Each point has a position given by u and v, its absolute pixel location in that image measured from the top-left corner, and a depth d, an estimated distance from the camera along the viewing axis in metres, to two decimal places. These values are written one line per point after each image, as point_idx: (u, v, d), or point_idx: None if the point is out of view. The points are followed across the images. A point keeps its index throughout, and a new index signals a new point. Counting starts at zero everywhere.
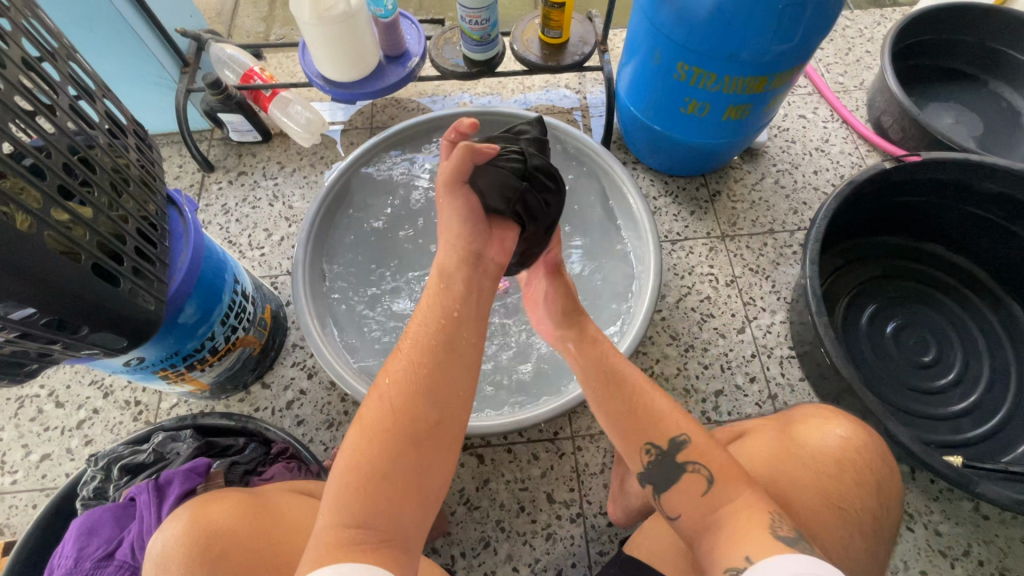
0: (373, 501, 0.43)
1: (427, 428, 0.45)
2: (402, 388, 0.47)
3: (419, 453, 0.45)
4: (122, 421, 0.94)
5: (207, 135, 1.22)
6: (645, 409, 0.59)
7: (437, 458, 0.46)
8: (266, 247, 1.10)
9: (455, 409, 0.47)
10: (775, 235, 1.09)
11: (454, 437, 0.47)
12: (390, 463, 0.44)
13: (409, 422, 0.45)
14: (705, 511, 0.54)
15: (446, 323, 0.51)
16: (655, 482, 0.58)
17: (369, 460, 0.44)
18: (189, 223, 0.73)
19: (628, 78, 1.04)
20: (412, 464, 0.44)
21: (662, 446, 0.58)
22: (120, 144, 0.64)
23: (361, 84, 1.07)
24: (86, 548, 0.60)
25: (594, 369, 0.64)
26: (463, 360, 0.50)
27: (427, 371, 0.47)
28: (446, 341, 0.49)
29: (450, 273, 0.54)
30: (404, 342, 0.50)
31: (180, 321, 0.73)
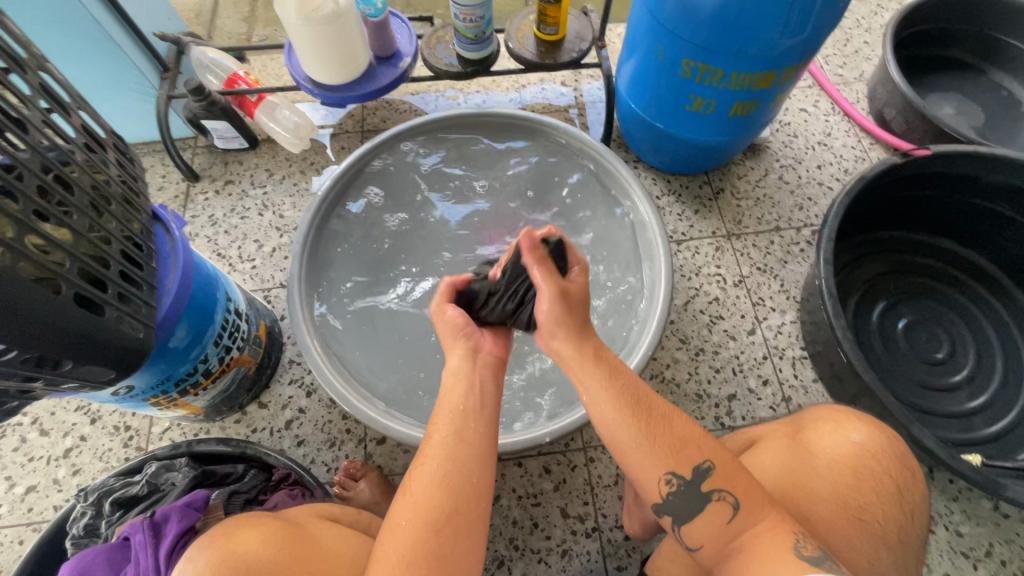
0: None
1: (445, 517, 0.51)
2: (422, 483, 0.53)
3: (441, 541, 0.50)
4: (112, 448, 0.89)
5: (190, 143, 1.17)
6: (662, 428, 0.54)
7: (460, 542, 0.51)
8: (258, 259, 1.06)
9: (468, 496, 0.53)
10: (781, 232, 1.07)
11: (472, 520, 0.52)
12: (413, 554, 0.49)
13: (427, 512, 0.51)
14: (728, 539, 0.52)
15: (455, 415, 0.57)
16: (674, 513, 0.54)
17: (398, 551, 0.50)
18: (177, 240, 0.69)
19: (629, 74, 1.01)
20: (434, 549, 0.50)
21: (686, 475, 0.52)
22: (99, 159, 0.59)
23: (351, 86, 1.03)
24: None
25: (608, 389, 0.56)
26: (476, 448, 0.55)
27: (440, 465, 0.54)
28: (456, 433, 0.56)
29: (458, 367, 0.61)
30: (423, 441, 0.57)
31: (171, 345, 0.69)
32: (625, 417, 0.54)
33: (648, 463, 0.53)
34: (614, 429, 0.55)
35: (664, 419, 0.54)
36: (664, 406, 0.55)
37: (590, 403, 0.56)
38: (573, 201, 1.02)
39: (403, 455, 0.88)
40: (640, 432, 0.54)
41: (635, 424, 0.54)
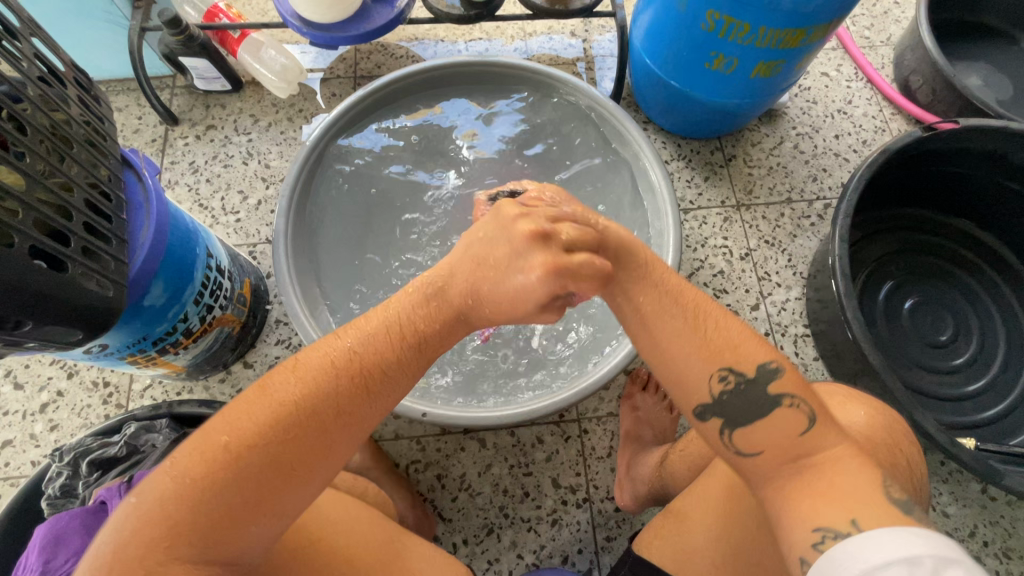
0: (214, 505, 0.41)
1: (299, 459, 0.44)
2: (339, 393, 0.46)
3: (278, 480, 0.43)
4: (90, 404, 0.86)
5: (168, 82, 1.08)
6: (709, 322, 0.51)
7: (293, 484, 0.44)
8: (243, 211, 1.00)
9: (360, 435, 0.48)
10: (792, 204, 1.03)
11: (321, 475, 0.45)
12: (283, 459, 0.43)
13: (325, 429, 0.45)
14: (796, 454, 0.48)
15: (380, 358, 0.48)
16: (730, 418, 0.50)
17: (272, 448, 0.43)
18: (149, 189, 0.63)
19: (645, 26, 0.93)
20: (301, 466, 0.44)
21: (750, 374, 0.49)
22: (56, 95, 0.53)
23: (344, 26, 0.94)
24: (52, 561, 0.54)
25: (657, 277, 0.53)
26: (375, 409, 0.48)
27: (335, 403, 0.45)
28: (403, 367, 0.49)
29: (441, 301, 0.52)
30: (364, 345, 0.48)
31: (147, 303, 0.65)
32: (672, 304, 0.51)
33: (696, 357, 0.50)
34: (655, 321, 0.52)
35: (711, 313, 0.51)
36: (708, 299, 0.52)
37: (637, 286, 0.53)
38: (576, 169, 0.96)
39: (394, 421, 0.86)
40: (689, 323, 0.50)
41: (681, 314, 0.51)
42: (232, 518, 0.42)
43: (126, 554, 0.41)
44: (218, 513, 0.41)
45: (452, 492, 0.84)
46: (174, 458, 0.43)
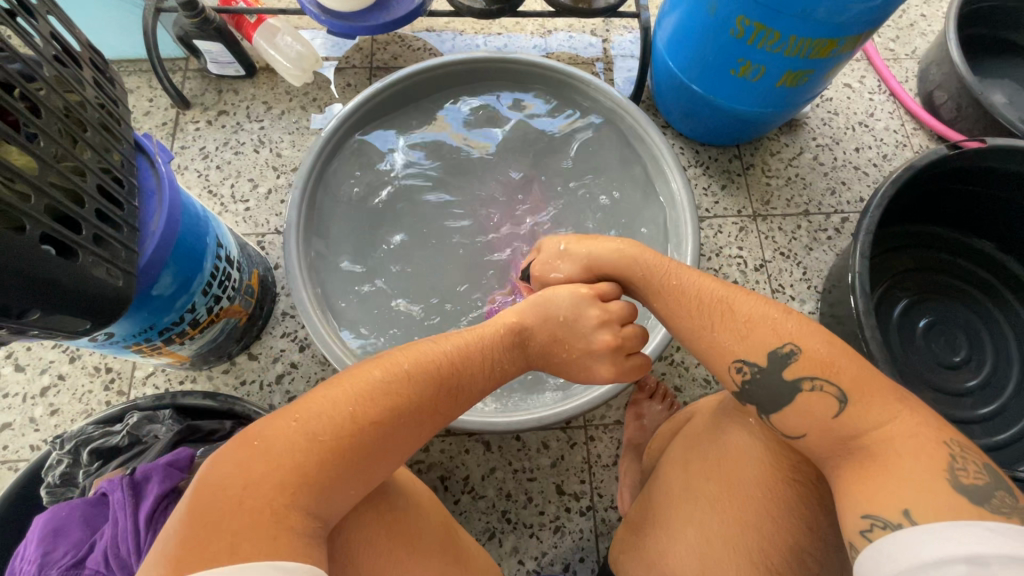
0: (332, 451, 0.45)
1: (399, 434, 0.48)
2: (435, 383, 0.51)
3: (381, 449, 0.47)
4: (91, 390, 0.85)
5: (180, 65, 1.06)
6: (730, 314, 0.54)
7: (389, 455, 0.48)
8: (252, 200, 0.98)
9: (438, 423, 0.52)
10: (810, 216, 1.02)
11: (407, 454, 0.50)
12: (384, 425, 0.47)
13: (418, 409, 0.50)
14: (841, 437, 0.49)
15: (473, 365, 0.55)
16: (758, 402, 0.53)
17: (375, 412, 0.47)
18: (162, 176, 0.61)
19: (669, 28, 0.91)
20: (393, 436, 0.48)
21: (758, 362, 0.52)
22: (71, 76, 0.51)
23: (363, 15, 0.92)
24: (53, 553, 0.53)
25: (672, 294, 0.58)
26: (457, 408, 0.54)
27: (436, 391, 0.51)
28: (481, 374, 0.55)
29: (520, 331, 0.60)
30: (458, 352, 0.55)
31: (155, 292, 0.63)
32: (687, 312, 0.57)
33: (718, 351, 0.54)
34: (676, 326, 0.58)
35: (729, 304, 0.55)
36: (722, 293, 0.56)
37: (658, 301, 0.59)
38: (594, 172, 0.95)
39: None
40: (703, 328, 0.55)
41: (693, 320, 0.56)
42: (342, 467, 0.45)
43: (255, 482, 0.42)
44: (334, 458, 0.45)
45: (455, 495, 0.83)
46: (301, 404, 0.47)
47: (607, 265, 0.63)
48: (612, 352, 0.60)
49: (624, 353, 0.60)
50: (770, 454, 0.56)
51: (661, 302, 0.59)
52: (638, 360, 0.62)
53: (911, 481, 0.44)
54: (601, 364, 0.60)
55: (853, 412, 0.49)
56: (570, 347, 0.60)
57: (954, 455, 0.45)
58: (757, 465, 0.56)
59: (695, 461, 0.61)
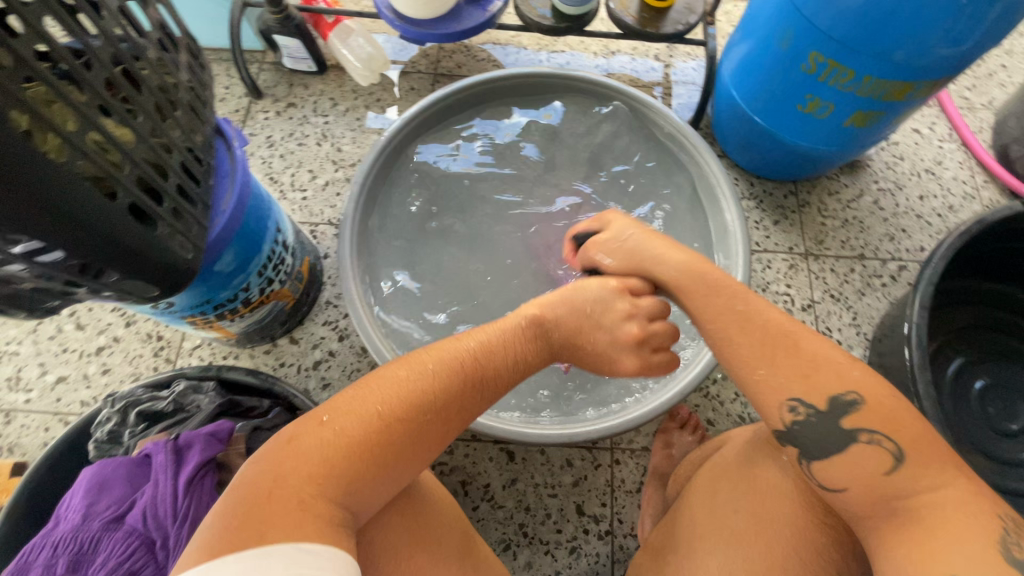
0: (359, 451, 0.46)
1: (425, 435, 0.50)
2: (459, 382, 0.53)
3: (406, 450, 0.48)
4: (142, 354, 0.89)
5: (258, 57, 1.12)
6: (794, 350, 0.51)
7: (416, 455, 0.49)
8: (310, 190, 1.02)
9: (462, 423, 0.53)
10: (865, 260, 0.98)
11: (431, 455, 0.51)
12: (413, 425, 0.49)
13: (444, 409, 0.51)
14: (886, 496, 0.47)
15: (499, 369, 0.56)
16: (804, 449, 0.50)
17: (404, 411, 0.49)
18: (236, 159, 0.65)
19: (736, 59, 0.91)
20: (421, 434, 0.49)
21: (819, 406, 0.49)
22: (171, 59, 0.54)
23: (435, 23, 0.94)
24: (96, 505, 0.56)
25: (731, 311, 0.55)
26: (480, 410, 0.55)
27: (461, 394, 0.52)
28: (502, 373, 0.57)
29: (551, 330, 0.60)
30: (482, 350, 0.56)
31: (217, 269, 0.66)
32: (744, 335, 0.53)
33: (769, 384, 0.51)
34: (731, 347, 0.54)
35: (796, 340, 0.52)
36: (788, 325, 0.53)
37: (710, 319, 0.56)
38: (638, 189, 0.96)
39: None
40: (762, 355, 0.52)
41: (749, 343, 0.53)
42: (373, 466, 0.46)
43: (288, 476, 0.43)
44: (363, 459, 0.46)
45: (475, 501, 0.83)
46: (331, 406, 0.48)
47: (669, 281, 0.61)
48: (636, 347, 0.59)
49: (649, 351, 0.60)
50: (797, 493, 0.54)
51: (711, 322, 0.56)
52: (665, 355, 0.60)
53: (959, 550, 0.42)
54: (627, 358, 0.60)
55: (897, 475, 0.47)
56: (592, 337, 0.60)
57: (1007, 528, 0.43)
58: (786, 505, 0.54)
59: (722, 493, 0.58)
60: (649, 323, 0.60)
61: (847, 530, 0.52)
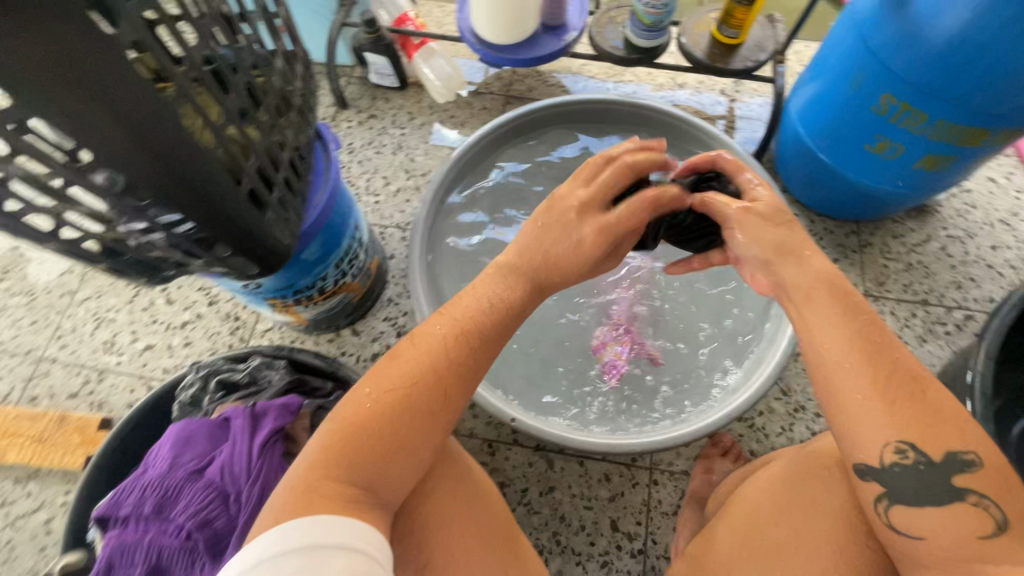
0: (357, 428, 0.51)
1: (421, 400, 0.53)
2: (440, 350, 0.56)
3: (406, 419, 0.52)
4: (220, 332, 0.97)
5: (347, 72, 1.22)
6: (921, 397, 0.48)
7: (421, 428, 0.52)
8: (382, 195, 1.10)
9: (461, 389, 0.56)
10: (928, 307, 0.96)
11: (440, 421, 0.54)
12: (409, 402, 0.52)
13: (434, 379, 0.54)
14: (967, 555, 0.46)
15: (482, 332, 0.58)
16: (892, 490, 0.49)
17: (398, 392, 0.53)
18: (331, 159, 0.72)
19: (805, 98, 0.92)
20: (419, 409, 0.52)
21: (932, 457, 0.47)
22: (292, 69, 0.62)
23: (514, 49, 1.01)
24: (181, 457, 0.62)
25: (857, 335, 0.51)
26: (476, 372, 0.57)
27: (444, 357, 0.55)
28: (486, 330, 0.58)
29: (523, 291, 0.61)
30: (461, 316, 0.58)
31: (303, 257, 0.73)
32: (860, 365, 0.50)
33: (882, 423, 0.48)
34: (846, 373, 0.50)
35: (923, 387, 0.49)
36: (918, 369, 0.50)
37: (820, 337, 0.52)
38: None
39: (471, 420, 0.90)
40: (879, 392, 0.48)
41: (867, 374, 0.49)
42: (382, 450, 0.50)
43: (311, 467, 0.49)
44: (369, 443, 0.50)
45: (512, 504, 0.85)
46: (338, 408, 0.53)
47: (791, 292, 0.56)
48: (578, 218, 0.60)
49: (591, 216, 0.61)
50: (843, 513, 0.54)
51: (828, 348, 0.52)
52: (616, 219, 0.60)
53: None
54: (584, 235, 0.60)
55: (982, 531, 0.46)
56: (560, 228, 0.61)
57: None
58: (829, 522, 0.54)
59: (765, 504, 0.59)
60: (598, 195, 0.62)
61: (891, 558, 0.52)
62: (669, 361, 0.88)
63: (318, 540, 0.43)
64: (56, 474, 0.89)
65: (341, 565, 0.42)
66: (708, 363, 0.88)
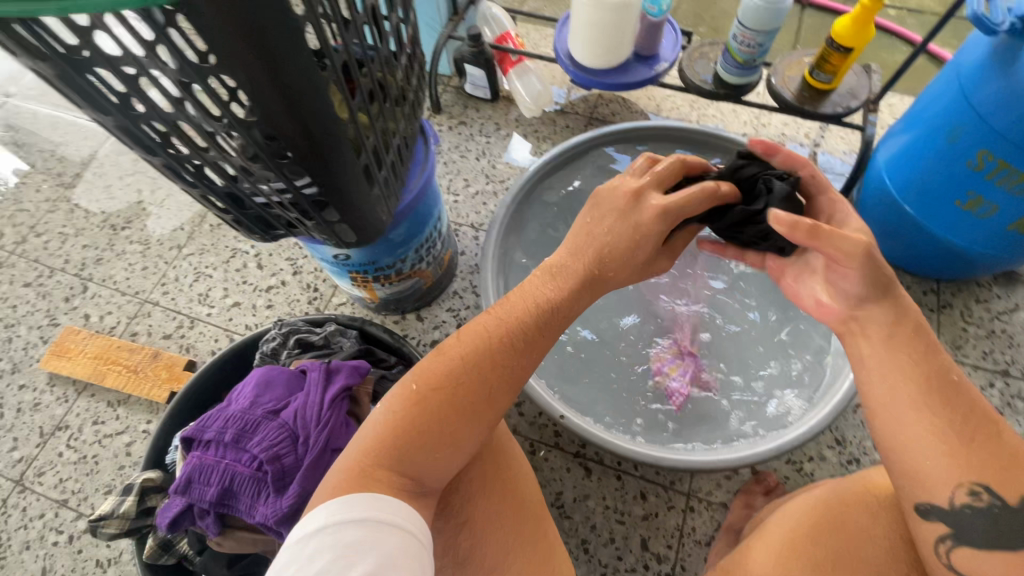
0: (402, 421, 0.53)
1: (462, 398, 0.55)
2: (486, 345, 0.58)
3: (449, 414, 0.54)
4: (299, 300, 1.06)
5: (445, 80, 1.31)
6: (995, 440, 0.50)
7: (466, 422, 0.54)
8: (461, 196, 1.16)
9: (505, 387, 0.57)
10: (1008, 378, 0.91)
11: (482, 420, 0.55)
12: (454, 396, 0.55)
13: (479, 375, 0.56)
14: None
15: (525, 333, 0.59)
16: (959, 531, 0.50)
17: (445, 385, 0.55)
18: (429, 152, 0.79)
19: (891, 149, 0.91)
20: (463, 403, 0.55)
21: (1005, 500, 0.49)
22: (413, 67, 0.70)
23: (604, 74, 1.06)
24: (262, 397, 0.68)
25: (931, 378, 0.52)
26: (519, 370, 0.58)
27: (486, 356, 0.57)
28: (532, 329, 0.60)
29: (569, 295, 0.62)
30: (508, 314, 0.60)
31: (390, 237, 0.80)
32: (933, 407, 0.51)
33: (955, 466, 0.49)
34: (918, 415, 0.51)
35: (995, 429, 0.50)
36: (991, 413, 0.51)
37: (890, 377, 0.54)
38: None
39: (515, 417, 0.93)
40: (953, 435, 0.50)
41: (941, 417, 0.50)
42: (427, 440, 0.53)
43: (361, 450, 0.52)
44: (415, 433, 0.53)
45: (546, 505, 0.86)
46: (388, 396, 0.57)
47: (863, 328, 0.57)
48: (636, 203, 0.62)
49: (648, 200, 0.63)
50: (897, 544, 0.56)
51: (899, 389, 0.53)
52: (671, 200, 0.61)
53: None
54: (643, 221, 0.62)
55: None
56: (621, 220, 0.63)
57: None
58: (886, 554, 0.55)
59: (808, 525, 0.59)
60: (655, 182, 0.65)
61: None
62: (720, 391, 0.88)
63: (375, 516, 0.47)
64: (142, 403, 1.00)
65: (394, 546, 0.46)
66: (761, 399, 0.87)
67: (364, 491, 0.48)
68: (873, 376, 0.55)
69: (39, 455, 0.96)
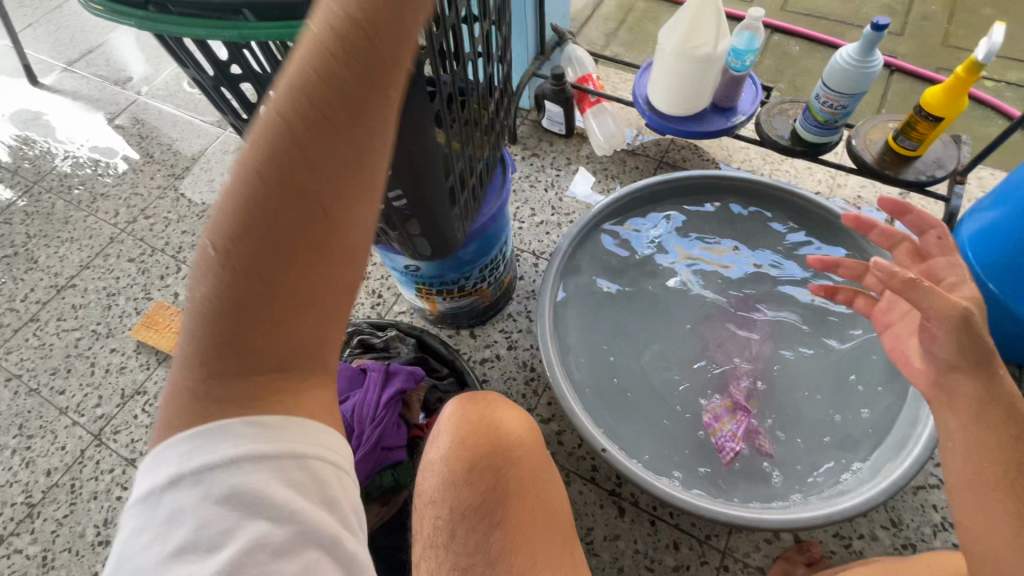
0: (223, 305, 0.37)
1: (298, 238, 0.36)
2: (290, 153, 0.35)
3: (276, 284, 0.36)
4: (363, 303, 1.12)
5: (523, 113, 1.38)
6: None
7: (323, 273, 0.38)
8: (526, 223, 1.21)
9: (351, 201, 0.37)
10: None
11: (344, 257, 0.38)
12: (277, 244, 0.36)
13: (300, 203, 0.35)
14: None
15: (314, 111, 0.34)
16: None
17: (254, 238, 0.35)
18: (507, 180, 0.83)
19: (978, 224, 0.87)
20: (297, 248, 0.36)
21: None
22: (503, 102, 0.75)
23: (680, 121, 1.09)
24: None
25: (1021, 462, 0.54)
26: (350, 168, 0.37)
27: (275, 175, 0.34)
28: (349, 106, 0.35)
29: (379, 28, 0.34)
30: (297, 93, 0.34)
31: (460, 254, 0.85)
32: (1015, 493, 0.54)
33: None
34: (995, 496, 0.55)
35: None
36: None
37: (971, 452, 0.57)
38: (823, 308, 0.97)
39: (554, 445, 0.94)
40: None
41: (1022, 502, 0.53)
42: (271, 318, 0.37)
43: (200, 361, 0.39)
44: (247, 310, 0.37)
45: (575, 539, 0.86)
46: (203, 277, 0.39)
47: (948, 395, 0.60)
48: None
49: None
50: None
51: (976, 464, 0.57)
52: None
53: None
54: None
55: None
56: None
57: None
58: None
59: None
60: None
61: None
62: (768, 449, 0.86)
63: (250, 448, 0.37)
64: None
65: (287, 475, 0.38)
66: (811, 464, 0.84)
67: (218, 420, 0.38)
68: (953, 455, 0.59)
69: (117, 415, 1.06)
